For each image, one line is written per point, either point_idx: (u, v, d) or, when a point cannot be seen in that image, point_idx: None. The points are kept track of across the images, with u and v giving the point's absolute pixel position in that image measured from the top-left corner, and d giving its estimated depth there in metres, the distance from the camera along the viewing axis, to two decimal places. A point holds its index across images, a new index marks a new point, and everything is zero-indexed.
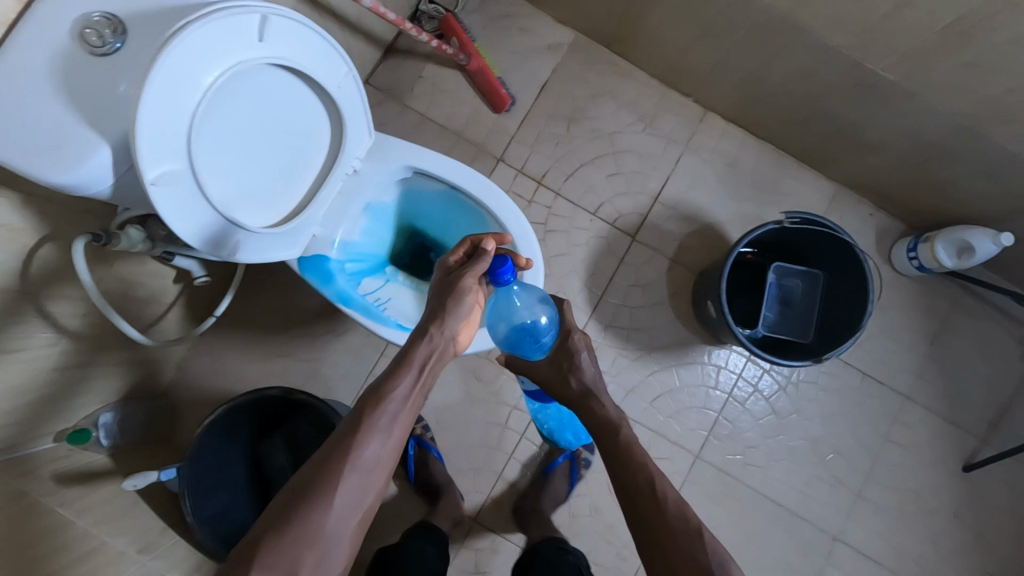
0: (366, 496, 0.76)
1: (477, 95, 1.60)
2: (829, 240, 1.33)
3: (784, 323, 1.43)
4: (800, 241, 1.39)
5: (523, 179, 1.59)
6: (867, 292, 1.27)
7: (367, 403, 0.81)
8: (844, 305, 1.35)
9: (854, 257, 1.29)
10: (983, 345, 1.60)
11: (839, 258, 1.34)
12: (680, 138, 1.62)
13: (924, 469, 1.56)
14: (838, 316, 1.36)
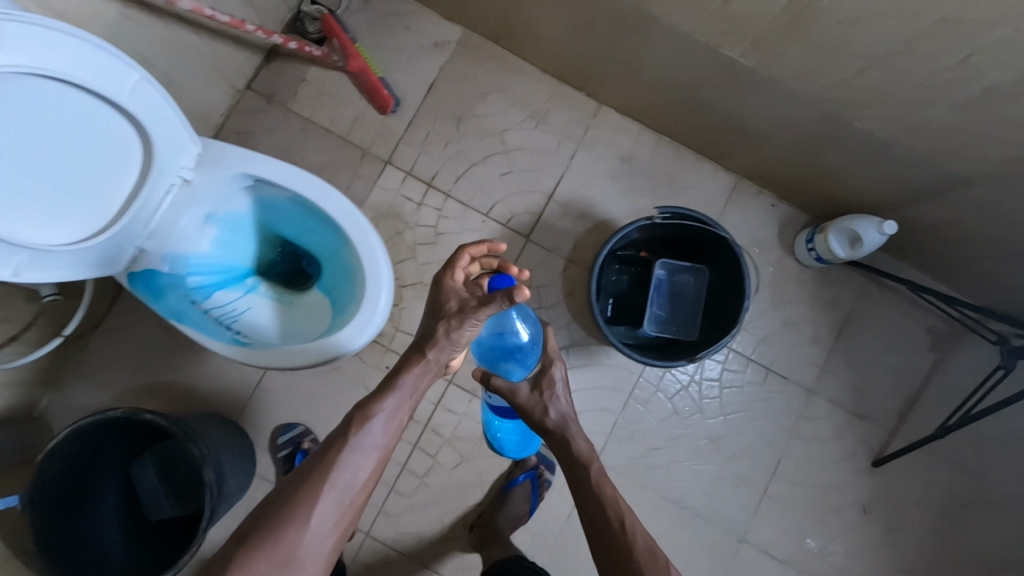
0: (348, 500, 0.90)
1: (362, 97, 1.56)
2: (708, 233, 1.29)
3: (672, 320, 1.38)
4: (683, 235, 1.35)
5: (412, 182, 1.55)
6: (744, 287, 1.23)
7: (353, 422, 0.96)
8: (727, 300, 1.31)
9: (731, 250, 1.26)
10: (889, 334, 1.56)
11: (721, 252, 1.31)
12: (573, 134, 1.58)
13: (832, 464, 1.52)
14: (723, 312, 1.32)
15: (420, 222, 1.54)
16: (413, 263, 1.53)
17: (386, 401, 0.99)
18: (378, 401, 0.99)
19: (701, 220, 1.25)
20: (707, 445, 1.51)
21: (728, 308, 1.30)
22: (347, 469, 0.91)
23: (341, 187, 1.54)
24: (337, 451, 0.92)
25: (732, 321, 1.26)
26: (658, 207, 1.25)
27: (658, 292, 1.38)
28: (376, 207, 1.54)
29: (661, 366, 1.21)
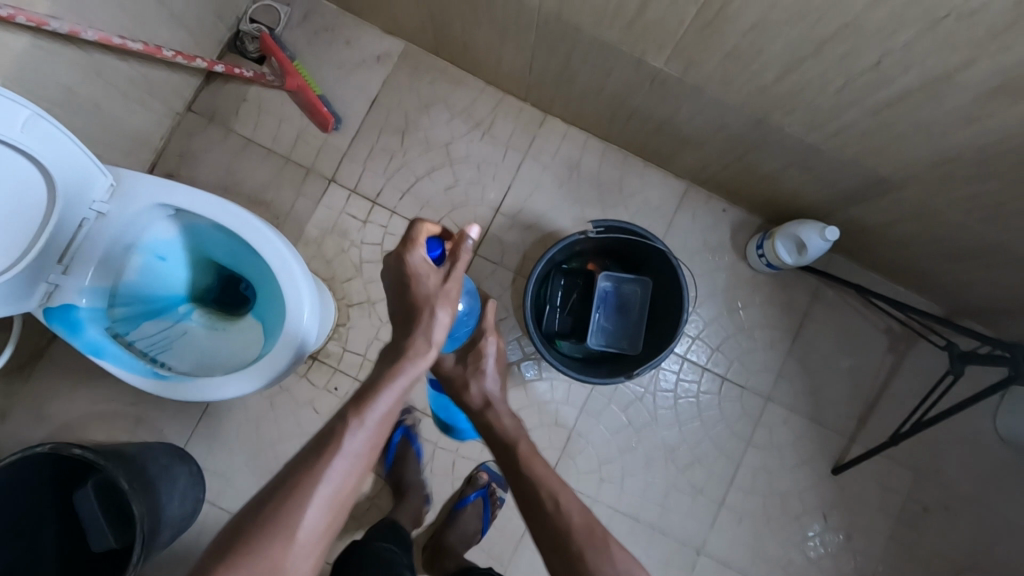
0: (334, 502, 0.78)
1: (303, 114, 1.54)
2: (648, 245, 1.27)
3: (617, 331, 1.36)
4: (624, 247, 1.33)
5: (357, 199, 1.54)
6: (683, 299, 1.20)
7: (347, 417, 0.83)
8: (670, 311, 1.28)
9: (670, 262, 1.24)
10: (846, 338, 1.53)
11: (661, 263, 1.28)
12: (519, 145, 1.56)
13: (790, 472, 1.50)
14: (666, 323, 1.29)
15: (365, 240, 1.53)
16: (359, 281, 1.51)
17: (377, 400, 0.86)
18: (376, 398, 0.86)
19: (638, 232, 1.23)
20: (661, 458, 1.49)
21: (670, 320, 1.27)
22: (332, 470, 0.79)
23: (285, 206, 1.52)
24: (327, 454, 0.80)
25: (672, 333, 1.23)
26: (592, 221, 1.23)
27: (601, 303, 1.35)
28: (321, 226, 1.52)
29: (598, 383, 1.18)
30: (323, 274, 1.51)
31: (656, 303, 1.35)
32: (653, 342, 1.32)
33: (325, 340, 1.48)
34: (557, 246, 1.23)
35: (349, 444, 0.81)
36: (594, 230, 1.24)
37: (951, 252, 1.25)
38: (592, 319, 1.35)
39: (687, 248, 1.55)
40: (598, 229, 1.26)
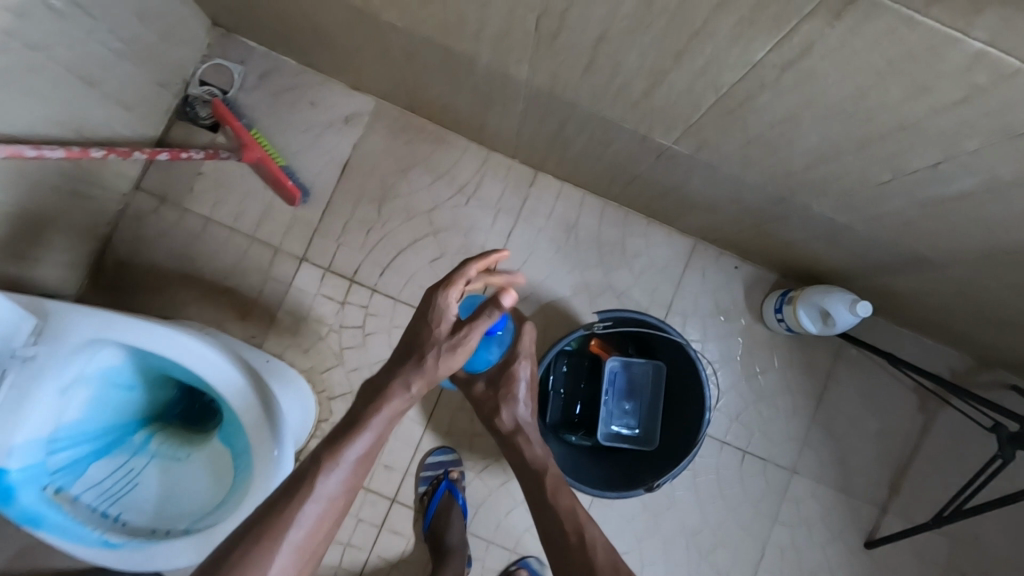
0: (308, 546, 0.81)
1: (267, 186, 1.38)
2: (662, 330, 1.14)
3: (632, 416, 1.24)
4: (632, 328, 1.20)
5: (332, 278, 1.39)
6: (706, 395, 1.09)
7: (321, 460, 0.87)
8: (689, 401, 1.17)
9: (687, 351, 1.11)
10: (873, 399, 1.42)
11: (675, 348, 1.16)
12: (509, 207, 1.41)
13: (820, 549, 1.39)
14: (686, 413, 1.18)
15: (345, 323, 1.38)
16: (341, 370, 1.37)
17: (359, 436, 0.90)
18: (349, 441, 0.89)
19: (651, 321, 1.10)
20: (682, 543, 1.37)
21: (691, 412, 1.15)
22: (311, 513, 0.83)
23: (254, 291, 1.37)
24: (302, 492, 0.84)
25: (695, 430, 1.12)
26: (599, 312, 1.09)
27: (614, 387, 1.23)
28: (295, 311, 1.38)
29: (619, 498, 1.07)
30: (300, 364, 1.37)
31: (671, 386, 1.23)
32: (671, 431, 1.21)
33: (308, 438, 1.35)
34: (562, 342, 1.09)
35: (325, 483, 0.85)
36: (602, 321, 1.10)
37: (994, 321, 1.13)
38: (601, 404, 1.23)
39: (698, 311, 1.42)
40: (604, 318, 1.12)
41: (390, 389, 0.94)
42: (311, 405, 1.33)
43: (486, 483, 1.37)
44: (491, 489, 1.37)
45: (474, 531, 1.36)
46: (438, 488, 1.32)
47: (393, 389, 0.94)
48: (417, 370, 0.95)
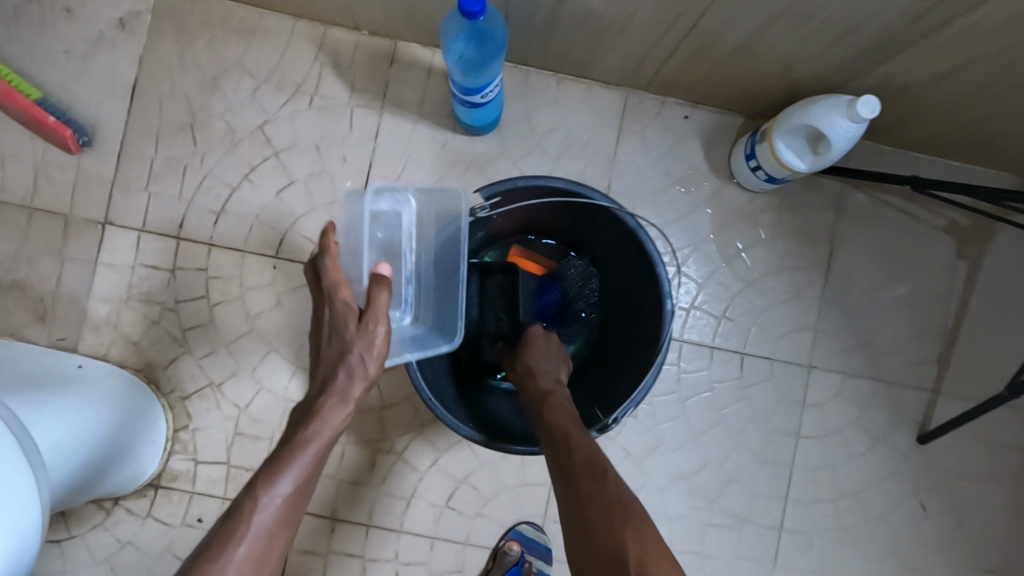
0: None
1: (33, 136, 1.00)
2: (583, 205, 0.80)
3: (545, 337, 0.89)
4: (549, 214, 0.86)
5: (152, 241, 1.02)
6: (658, 282, 0.75)
7: (255, 481, 0.64)
8: (641, 298, 0.83)
9: (621, 226, 0.76)
10: (897, 255, 1.07)
11: (608, 230, 0.82)
12: (368, 99, 1.04)
13: (860, 459, 1.06)
14: (639, 318, 0.84)
15: (181, 298, 1.02)
16: (189, 359, 1.02)
17: (285, 471, 0.65)
18: (276, 475, 0.65)
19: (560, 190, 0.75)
20: (685, 490, 1.04)
21: (644, 313, 0.82)
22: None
23: (47, 282, 1.01)
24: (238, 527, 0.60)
25: (654, 337, 0.78)
26: (478, 189, 0.73)
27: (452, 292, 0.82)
28: (109, 296, 1.01)
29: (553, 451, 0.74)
30: (132, 364, 1.01)
31: (615, 285, 0.90)
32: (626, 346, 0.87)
33: (161, 459, 1.00)
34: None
35: (241, 546, 0.59)
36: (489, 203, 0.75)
37: None
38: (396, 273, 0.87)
39: (647, 186, 1.06)
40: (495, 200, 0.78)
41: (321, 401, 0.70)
42: (156, 413, 0.99)
43: (413, 469, 1.03)
44: (420, 474, 1.03)
45: (410, 532, 1.03)
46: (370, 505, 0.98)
47: (324, 405, 0.71)
48: (355, 375, 0.72)
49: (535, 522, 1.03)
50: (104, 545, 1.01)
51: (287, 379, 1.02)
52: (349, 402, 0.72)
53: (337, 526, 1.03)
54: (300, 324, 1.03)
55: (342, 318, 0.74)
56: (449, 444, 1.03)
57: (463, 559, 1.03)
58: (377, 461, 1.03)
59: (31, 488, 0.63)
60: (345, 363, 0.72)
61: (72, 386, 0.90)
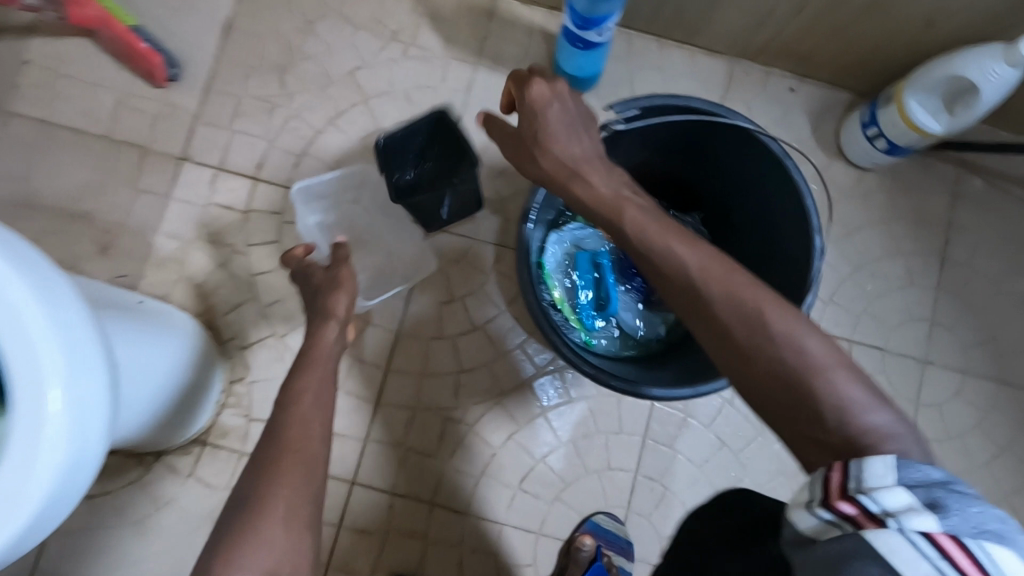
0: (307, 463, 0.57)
1: (122, 66, 0.98)
2: (716, 135, 0.75)
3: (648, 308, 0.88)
4: (672, 148, 0.80)
5: (228, 180, 0.97)
6: (805, 218, 0.70)
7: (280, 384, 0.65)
8: (770, 243, 0.77)
9: (758, 159, 0.73)
10: (1020, 246, 0.99)
11: (741, 166, 0.77)
12: (465, 52, 0.99)
13: (984, 470, 0.94)
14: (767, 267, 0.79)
15: (252, 241, 0.96)
16: (253, 306, 0.95)
17: (307, 373, 0.66)
18: (300, 375, 0.66)
19: (697, 113, 0.70)
20: (790, 490, 0.92)
21: (776, 258, 0.76)
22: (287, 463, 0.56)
23: (115, 215, 0.96)
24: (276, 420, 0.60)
25: (794, 281, 0.72)
26: (615, 103, 0.68)
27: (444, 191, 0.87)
28: (178, 234, 0.96)
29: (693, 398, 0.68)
30: (192, 307, 0.94)
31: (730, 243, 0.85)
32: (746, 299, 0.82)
33: (212, 412, 0.92)
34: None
35: (289, 435, 0.59)
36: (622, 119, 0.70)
37: None
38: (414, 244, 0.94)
39: None
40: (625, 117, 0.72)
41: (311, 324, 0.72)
42: (213, 359, 0.91)
43: (486, 444, 0.93)
44: (492, 451, 0.93)
45: (476, 516, 0.92)
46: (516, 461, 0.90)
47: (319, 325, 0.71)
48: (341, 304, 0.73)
49: (611, 512, 0.91)
50: (140, 504, 0.91)
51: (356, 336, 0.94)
52: (335, 319, 0.72)
53: (396, 503, 0.92)
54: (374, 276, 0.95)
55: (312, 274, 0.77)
56: (526, 419, 0.93)
57: (533, 551, 0.91)
58: (444, 433, 0.93)
59: (99, 389, 0.54)
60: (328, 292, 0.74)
61: (139, 311, 0.84)
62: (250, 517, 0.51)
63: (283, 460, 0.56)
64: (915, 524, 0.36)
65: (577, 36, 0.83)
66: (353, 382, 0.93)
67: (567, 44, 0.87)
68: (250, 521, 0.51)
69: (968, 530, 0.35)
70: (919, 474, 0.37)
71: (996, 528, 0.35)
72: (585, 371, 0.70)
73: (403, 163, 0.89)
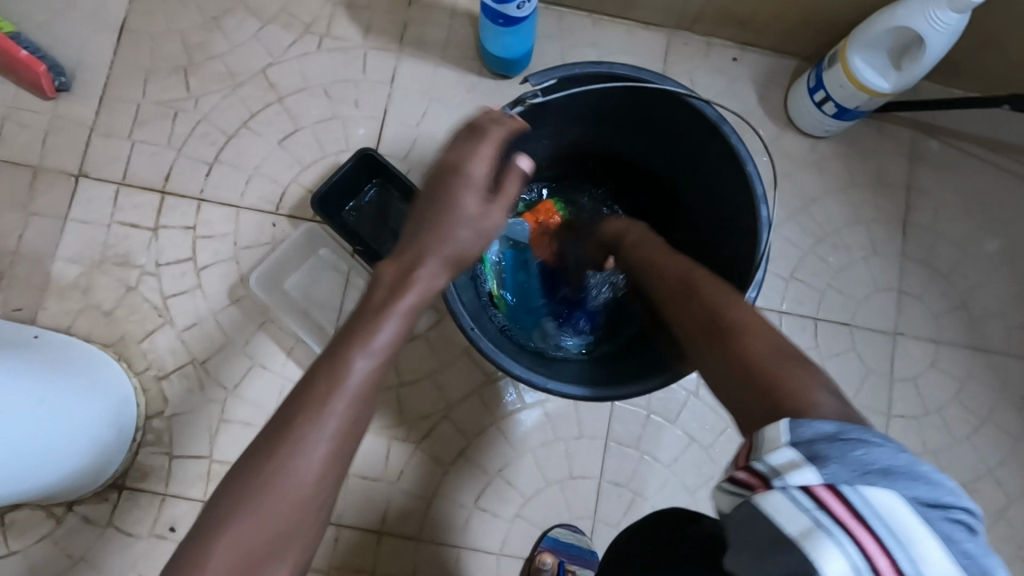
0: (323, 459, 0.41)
1: (6, 79, 0.89)
2: (650, 104, 0.70)
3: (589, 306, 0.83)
4: (612, 124, 0.76)
5: (133, 195, 0.88)
6: (749, 186, 0.64)
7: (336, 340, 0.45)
8: (719, 215, 0.72)
9: (697, 124, 0.67)
10: (982, 205, 0.95)
11: (681, 136, 0.71)
12: (385, 41, 0.92)
13: (966, 443, 0.89)
14: (718, 243, 0.73)
15: (164, 260, 0.87)
16: (169, 331, 0.86)
17: (375, 323, 0.45)
18: (373, 324, 0.45)
19: (624, 80, 0.65)
20: None
21: (725, 233, 0.71)
22: (334, 433, 0.42)
23: (8, 242, 0.87)
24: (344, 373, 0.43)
25: (745, 256, 0.66)
26: (529, 74, 0.63)
27: (402, 226, 0.86)
28: (79, 257, 0.87)
29: (640, 393, 0.61)
30: (100, 337, 0.85)
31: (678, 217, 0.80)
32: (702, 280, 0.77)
33: (128, 452, 0.83)
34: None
35: (339, 400, 0.42)
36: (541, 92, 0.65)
37: None
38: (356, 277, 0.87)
39: None
40: (545, 89, 0.67)
41: (431, 226, 0.51)
42: (125, 393, 0.82)
43: (436, 462, 0.85)
44: (444, 468, 0.85)
45: (431, 540, 0.84)
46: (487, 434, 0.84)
47: (426, 243, 0.50)
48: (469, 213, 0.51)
49: (572, 524, 0.84)
50: (51, 562, 0.81)
51: (286, 355, 0.86)
52: (445, 255, 0.50)
53: (341, 535, 0.84)
54: (302, 288, 0.87)
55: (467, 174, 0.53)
56: (479, 431, 0.86)
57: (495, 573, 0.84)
58: (390, 454, 0.85)
59: None
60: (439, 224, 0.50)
61: (28, 349, 0.75)
62: (251, 498, 0.40)
63: (342, 430, 0.42)
64: (797, 478, 0.35)
65: (499, 12, 0.77)
66: None
67: (491, 24, 0.80)
68: (245, 505, 0.39)
69: (849, 477, 0.34)
70: (810, 432, 0.37)
71: (882, 468, 0.34)
72: (523, 375, 0.61)
73: (351, 202, 0.87)
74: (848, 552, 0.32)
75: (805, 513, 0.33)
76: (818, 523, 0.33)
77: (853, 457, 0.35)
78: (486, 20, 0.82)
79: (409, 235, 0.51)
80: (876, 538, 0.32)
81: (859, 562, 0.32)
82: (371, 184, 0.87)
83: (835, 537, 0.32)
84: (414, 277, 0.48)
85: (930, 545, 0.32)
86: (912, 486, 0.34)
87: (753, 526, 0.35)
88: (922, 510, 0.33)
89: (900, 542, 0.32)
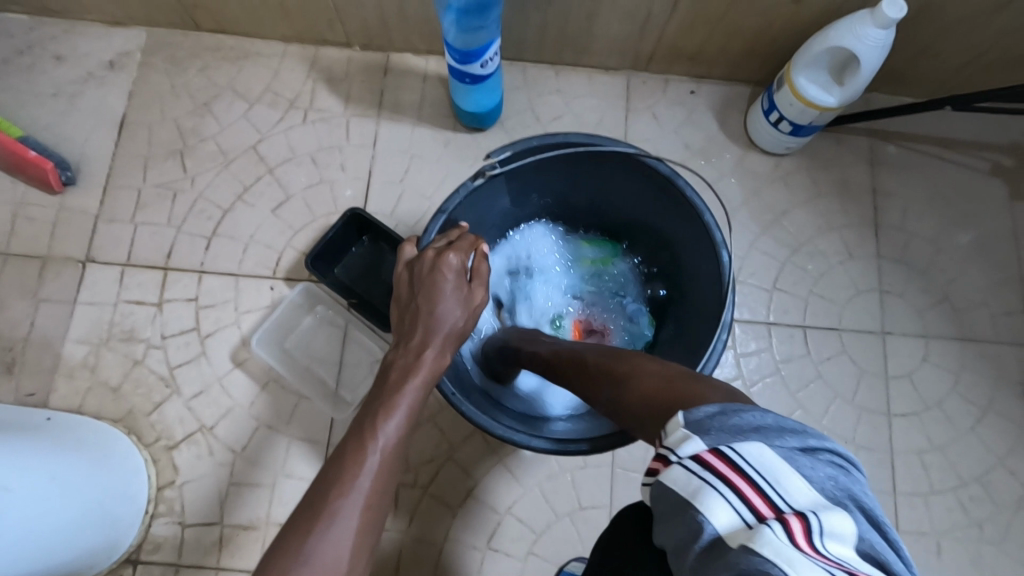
0: (351, 534, 0.46)
1: (16, 179, 0.96)
2: (608, 163, 0.74)
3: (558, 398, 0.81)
4: (569, 180, 0.80)
5: (138, 273, 0.93)
6: (708, 232, 0.68)
7: (356, 426, 0.52)
8: (688, 262, 0.76)
9: (653, 180, 0.72)
10: (948, 200, 0.98)
11: (634, 187, 0.76)
12: (365, 108, 0.99)
13: (971, 434, 0.89)
14: (689, 283, 0.77)
15: (168, 332, 0.91)
16: (177, 401, 0.89)
17: (387, 410, 0.53)
18: (382, 416, 0.52)
19: (579, 146, 0.69)
20: None
21: (695, 280, 0.75)
22: (359, 512, 0.47)
23: (17, 330, 0.91)
24: (362, 453, 0.50)
25: (715, 296, 0.69)
26: (490, 150, 0.68)
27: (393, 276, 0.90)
28: (87, 338, 0.90)
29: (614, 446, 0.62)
30: (110, 413, 0.88)
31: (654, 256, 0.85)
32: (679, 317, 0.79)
33: (141, 525, 0.83)
34: (446, 210, 0.69)
35: (361, 478, 0.48)
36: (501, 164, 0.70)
37: None
38: (357, 330, 0.91)
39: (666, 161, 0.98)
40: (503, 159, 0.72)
41: (410, 317, 0.61)
42: (136, 465, 0.84)
43: (445, 505, 0.86)
44: (453, 511, 0.85)
45: None
46: (496, 478, 0.86)
47: (412, 333, 0.59)
48: (445, 296, 0.61)
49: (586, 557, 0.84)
50: None
51: (290, 413, 0.88)
52: (438, 339, 0.59)
53: None
54: (302, 345, 0.90)
55: (420, 264, 0.64)
56: (484, 470, 0.87)
57: None
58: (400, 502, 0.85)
59: None
60: (422, 315, 0.60)
61: (38, 432, 0.77)
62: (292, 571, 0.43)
63: (367, 506, 0.47)
64: (688, 450, 0.36)
65: (465, 72, 0.83)
66: (293, 462, 0.86)
67: (462, 84, 0.86)
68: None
69: (726, 439, 0.36)
70: (699, 413, 0.37)
71: (755, 425, 0.36)
72: (503, 435, 0.63)
73: (341, 260, 0.91)
74: (730, 501, 0.34)
75: (695, 476, 0.35)
76: (705, 481, 0.35)
77: (731, 423, 0.36)
78: (454, 84, 0.88)
79: (402, 336, 0.60)
80: (751, 484, 0.34)
81: (738, 505, 0.34)
82: (359, 240, 0.92)
83: (718, 493, 0.34)
84: (419, 361, 0.57)
85: (795, 481, 0.34)
86: (783, 437, 0.36)
87: (663, 503, 0.37)
88: (789, 452, 0.35)
89: (772, 483, 0.34)
